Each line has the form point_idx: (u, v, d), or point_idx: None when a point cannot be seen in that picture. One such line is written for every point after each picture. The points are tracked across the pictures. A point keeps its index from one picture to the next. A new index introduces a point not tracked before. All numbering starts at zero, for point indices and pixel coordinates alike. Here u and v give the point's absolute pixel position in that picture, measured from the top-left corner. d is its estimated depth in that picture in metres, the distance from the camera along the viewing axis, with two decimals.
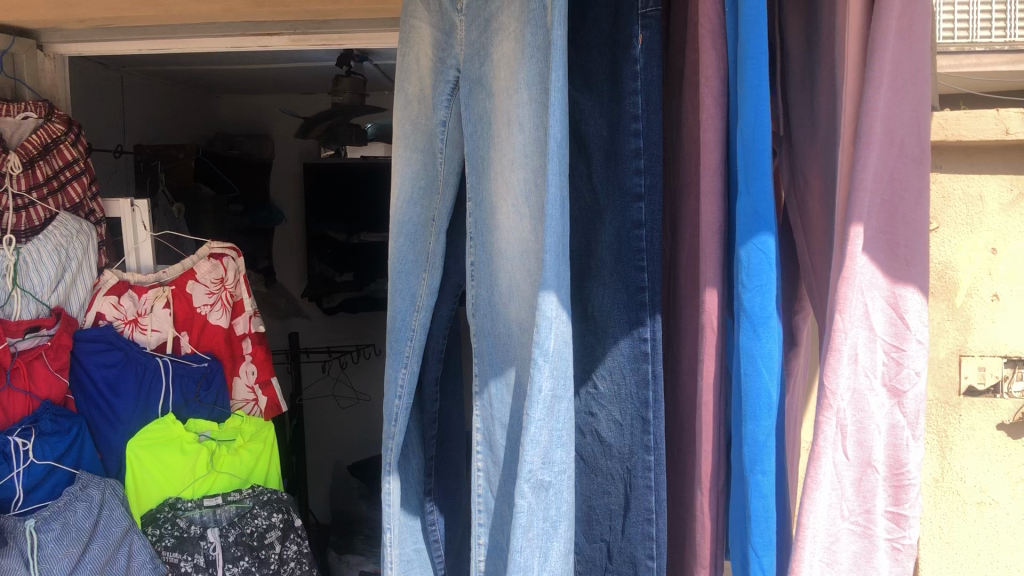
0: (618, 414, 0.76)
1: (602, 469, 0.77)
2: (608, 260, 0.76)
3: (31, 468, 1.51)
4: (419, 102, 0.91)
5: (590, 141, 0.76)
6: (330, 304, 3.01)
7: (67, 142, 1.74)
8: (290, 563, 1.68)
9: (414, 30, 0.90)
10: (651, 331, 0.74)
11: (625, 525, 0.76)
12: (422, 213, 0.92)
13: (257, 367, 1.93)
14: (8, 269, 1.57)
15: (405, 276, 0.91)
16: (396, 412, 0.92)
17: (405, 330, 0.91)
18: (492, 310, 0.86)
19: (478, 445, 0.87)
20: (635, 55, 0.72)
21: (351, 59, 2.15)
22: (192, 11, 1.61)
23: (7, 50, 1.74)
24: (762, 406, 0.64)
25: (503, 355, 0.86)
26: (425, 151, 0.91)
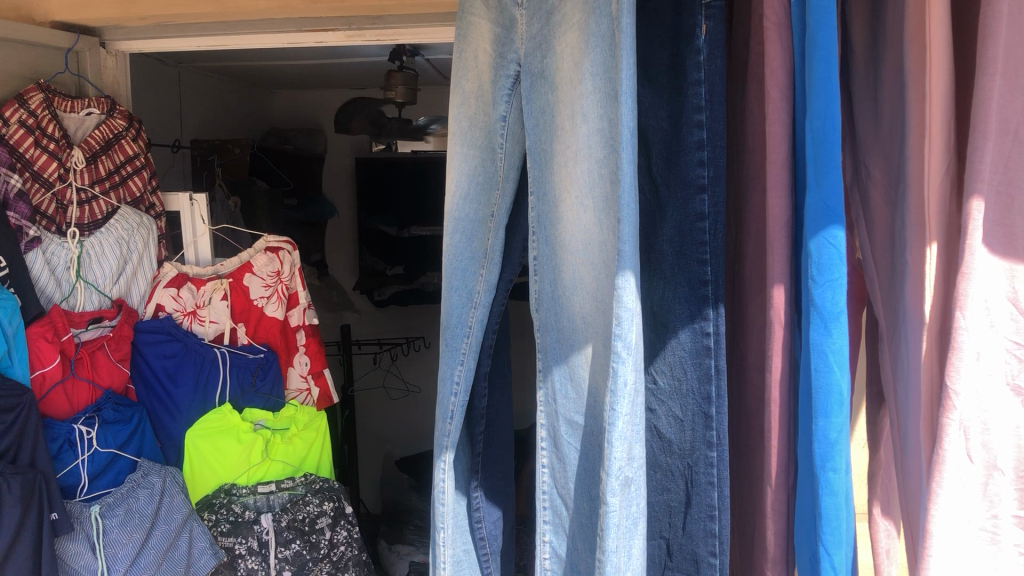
0: (679, 410, 0.75)
1: (663, 465, 0.77)
2: (669, 252, 0.75)
3: (95, 456, 1.55)
4: (477, 99, 0.91)
5: (651, 134, 0.76)
6: (381, 297, 3.02)
7: (128, 138, 1.78)
8: (341, 547, 1.68)
9: (473, 27, 0.91)
10: (714, 326, 0.73)
11: (686, 521, 0.76)
12: (479, 210, 0.92)
13: (311, 358, 1.94)
14: (73, 261, 1.62)
15: (462, 273, 0.92)
16: (452, 409, 0.92)
17: (462, 327, 0.93)
18: (555, 306, 0.86)
19: (543, 441, 0.88)
20: (699, 46, 0.71)
21: (403, 54, 2.16)
22: (248, 6, 1.63)
23: (71, 48, 1.78)
24: (833, 403, 0.63)
25: (568, 348, 0.85)
26: (483, 147, 0.92)
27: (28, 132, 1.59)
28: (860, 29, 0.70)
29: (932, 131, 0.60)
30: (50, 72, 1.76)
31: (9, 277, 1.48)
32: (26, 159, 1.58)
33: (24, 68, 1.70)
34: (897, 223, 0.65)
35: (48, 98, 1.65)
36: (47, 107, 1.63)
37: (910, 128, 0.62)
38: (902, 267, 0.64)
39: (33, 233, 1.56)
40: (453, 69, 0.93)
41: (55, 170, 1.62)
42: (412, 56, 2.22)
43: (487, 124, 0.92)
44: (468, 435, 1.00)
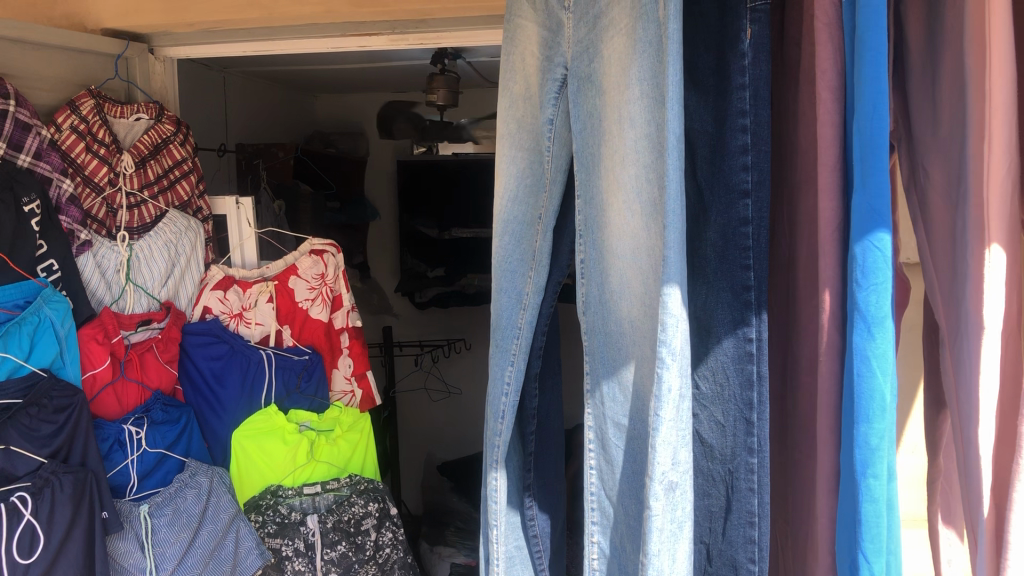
0: (721, 415, 0.75)
1: (705, 470, 0.77)
2: (712, 257, 0.75)
3: (144, 456, 1.58)
4: (524, 100, 0.93)
5: (696, 139, 0.76)
6: (421, 299, 3.03)
7: (176, 142, 1.81)
8: (386, 549, 1.69)
9: (518, 28, 0.93)
10: (757, 332, 0.72)
11: (726, 527, 0.75)
12: (527, 211, 0.92)
13: (354, 360, 1.96)
14: (122, 265, 1.66)
15: (511, 275, 0.93)
16: (503, 409, 0.92)
17: (512, 328, 0.92)
18: (603, 309, 0.86)
19: (590, 443, 0.88)
20: (743, 50, 0.71)
21: (445, 57, 2.17)
22: (292, 11, 1.68)
23: (122, 54, 1.81)
24: (873, 409, 0.61)
25: (614, 356, 0.85)
26: (531, 150, 0.92)
27: (80, 137, 1.62)
28: (916, 29, 0.69)
29: (995, 138, 0.58)
30: (101, 78, 1.78)
31: (61, 277, 1.53)
32: (78, 164, 1.61)
33: (76, 76, 1.73)
34: (958, 224, 0.63)
35: (99, 103, 1.68)
36: (98, 112, 1.67)
37: (971, 132, 0.61)
38: (962, 272, 0.62)
39: (84, 237, 1.59)
40: (504, 71, 0.95)
41: (106, 175, 1.65)
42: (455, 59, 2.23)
43: (533, 126, 0.92)
44: (520, 434, 1.00)
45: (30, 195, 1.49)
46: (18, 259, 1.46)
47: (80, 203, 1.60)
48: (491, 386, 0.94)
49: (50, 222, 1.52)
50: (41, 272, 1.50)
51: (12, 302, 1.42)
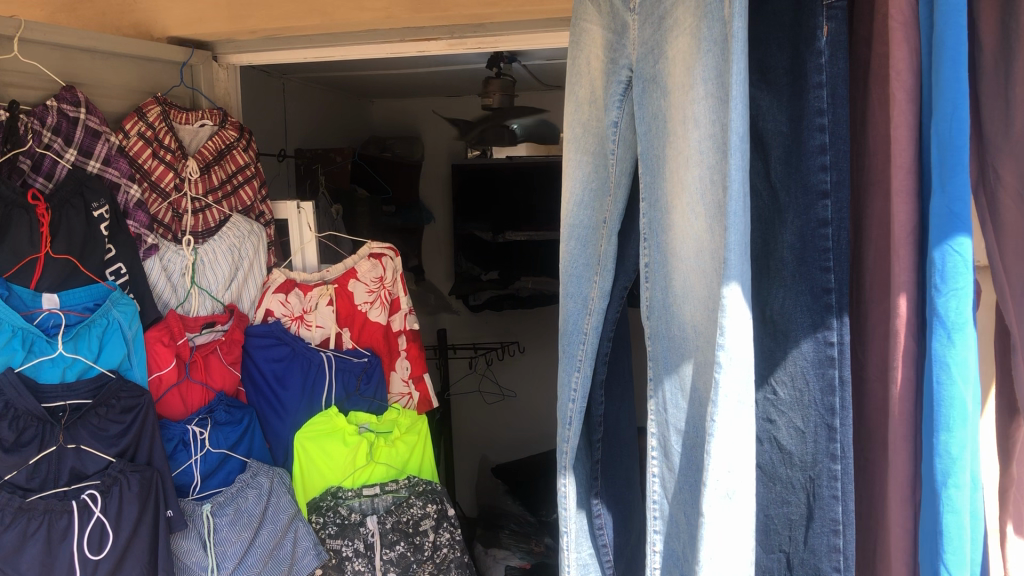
0: (800, 422, 0.74)
1: (782, 477, 0.75)
2: (789, 260, 0.74)
3: (207, 456, 1.61)
4: (590, 104, 0.92)
5: (770, 139, 0.74)
6: (476, 302, 3.03)
7: (239, 148, 1.83)
8: (444, 549, 1.68)
9: (585, 32, 0.92)
10: (838, 335, 0.72)
11: (808, 535, 0.74)
12: (592, 216, 0.92)
13: (412, 362, 1.95)
14: (188, 269, 1.69)
15: (577, 280, 0.93)
16: (571, 415, 0.92)
17: (578, 333, 0.93)
18: (666, 312, 0.85)
19: (652, 449, 0.88)
20: (820, 48, 0.70)
21: (500, 61, 2.18)
22: (351, 17, 1.69)
23: (186, 62, 1.85)
24: (954, 415, 0.61)
25: (676, 354, 0.84)
26: (596, 153, 0.92)
27: (147, 144, 1.67)
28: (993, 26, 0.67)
29: None
30: (166, 85, 1.82)
31: (129, 280, 1.58)
32: (144, 170, 1.66)
33: (145, 83, 1.77)
34: None
35: (165, 110, 1.72)
36: (164, 119, 1.70)
37: None
38: None
39: (151, 240, 1.64)
40: (568, 76, 0.95)
41: (171, 180, 1.69)
42: (510, 63, 2.24)
43: (599, 129, 0.92)
44: (587, 442, 0.99)
45: (99, 201, 1.54)
46: (88, 263, 1.51)
47: (146, 207, 1.65)
48: (559, 391, 0.94)
49: (118, 226, 1.57)
50: (110, 275, 1.54)
51: (82, 305, 1.48)
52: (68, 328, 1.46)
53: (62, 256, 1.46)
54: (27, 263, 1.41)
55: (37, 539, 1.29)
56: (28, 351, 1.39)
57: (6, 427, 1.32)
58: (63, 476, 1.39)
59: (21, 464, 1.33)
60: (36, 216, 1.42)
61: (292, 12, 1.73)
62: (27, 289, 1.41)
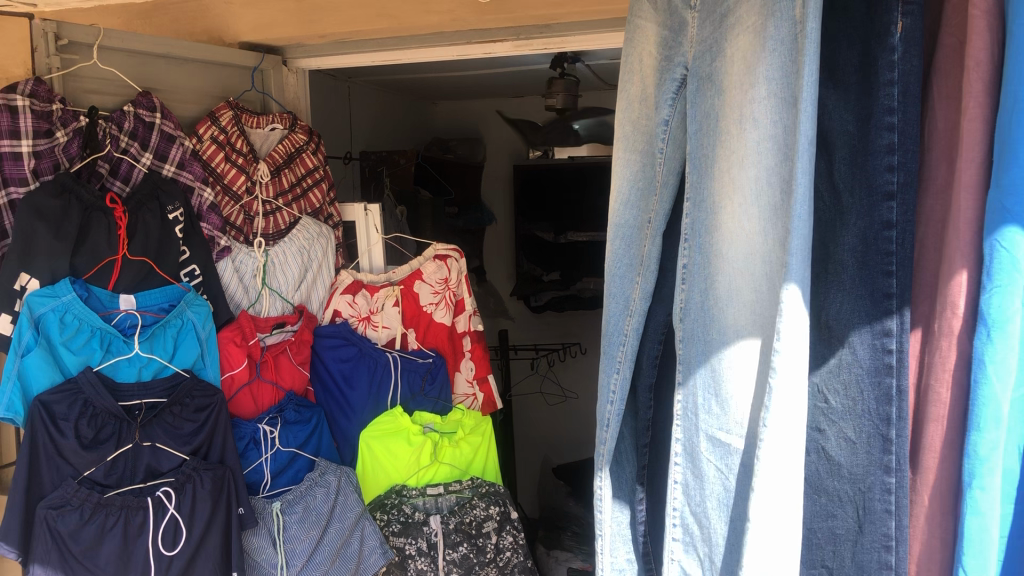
0: (852, 432, 0.72)
1: (829, 489, 0.74)
2: (850, 264, 0.71)
3: (278, 455, 1.64)
4: (640, 102, 0.91)
5: (834, 138, 0.72)
6: (537, 303, 3.03)
7: (309, 151, 1.85)
8: (506, 553, 1.66)
9: (639, 31, 0.92)
10: (898, 343, 0.69)
11: (855, 551, 0.73)
12: (637, 216, 0.91)
13: (476, 363, 1.95)
14: (259, 270, 1.73)
15: (620, 279, 0.91)
16: (609, 416, 0.93)
17: (619, 335, 0.92)
18: (705, 316, 0.83)
19: (677, 455, 0.87)
20: (893, 44, 0.68)
21: (564, 61, 2.18)
22: (418, 22, 1.73)
23: (257, 66, 1.87)
24: (985, 416, 0.58)
25: (708, 344, 0.83)
26: (644, 151, 0.90)
27: (219, 147, 1.70)
28: None
29: None
30: (238, 90, 1.85)
31: (202, 281, 1.62)
32: (217, 173, 1.69)
33: (216, 87, 1.79)
34: None
35: (237, 114, 1.75)
36: (236, 122, 1.73)
37: None
38: None
39: (224, 242, 1.67)
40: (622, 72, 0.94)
41: (243, 183, 1.71)
42: (574, 63, 2.23)
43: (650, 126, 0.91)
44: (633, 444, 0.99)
45: (175, 204, 1.57)
46: (164, 264, 1.55)
47: (220, 210, 1.68)
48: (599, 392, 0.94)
49: (191, 229, 1.61)
50: (184, 276, 1.59)
51: (158, 306, 1.51)
52: (145, 328, 1.50)
53: (139, 257, 1.50)
54: (104, 265, 1.46)
55: (115, 534, 1.33)
56: (106, 351, 1.43)
57: (85, 424, 1.38)
58: (139, 472, 1.43)
59: (99, 461, 1.38)
60: (114, 220, 1.47)
61: (360, 16, 1.76)
62: (105, 289, 1.46)
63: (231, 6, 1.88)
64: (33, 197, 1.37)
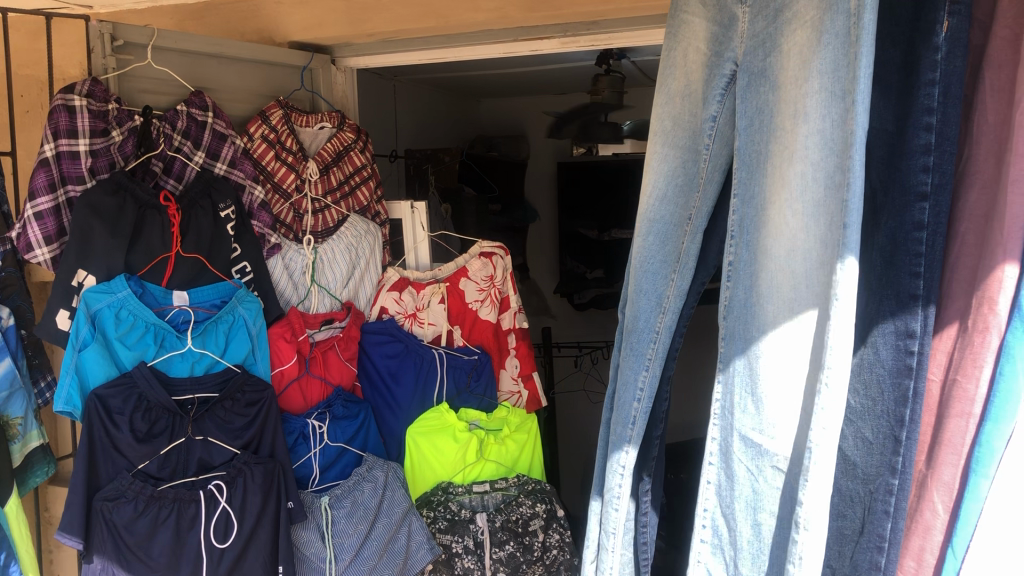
0: (869, 432, 0.71)
1: (844, 489, 0.74)
2: (877, 264, 0.71)
3: (326, 449, 1.65)
4: (683, 97, 0.89)
5: (872, 138, 0.70)
6: (580, 300, 3.05)
7: (356, 150, 1.86)
8: (554, 551, 1.64)
9: (685, 24, 0.89)
10: (920, 345, 0.68)
11: (854, 551, 0.73)
12: (676, 212, 0.90)
13: (521, 360, 1.96)
14: (308, 267, 1.75)
15: (653, 276, 0.91)
16: (635, 414, 0.92)
17: (649, 331, 0.91)
18: (747, 313, 0.82)
19: (712, 454, 0.87)
20: (937, 43, 0.65)
21: (610, 57, 2.17)
22: (467, 17, 1.72)
23: (306, 66, 1.89)
24: (1004, 408, 0.64)
25: (751, 330, 0.82)
26: (686, 147, 0.89)
27: (270, 146, 1.72)
28: None
29: None
30: (289, 90, 1.87)
31: (253, 278, 1.64)
32: (268, 171, 1.72)
33: (267, 87, 1.82)
34: None
35: (287, 113, 1.76)
36: (286, 121, 1.75)
37: None
38: None
39: (275, 240, 1.69)
40: (663, 66, 0.92)
41: (293, 181, 1.74)
42: (620, 59, 2.22)
43: (693, 123, 0.89)
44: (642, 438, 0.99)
45: (226, 202, 1.59)
46: (215, 262, 1.57)
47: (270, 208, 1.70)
48: (623, 388, 0.94)
49: (244, 227, 1.63)
50: (235, 273, 1.61)
51: (210, 302, 1.54)
52: (198, 323, 1.52)
53: (191, 255, 1.53)
54: (158, 261, 1.49)
55: (168, 526, 1.36)
56: (160, 346, 1.46)
57: (140, 418, 1.41)
58: (191, 467, 1.46)
59: (152, 454, 1.41)
60: (167, 217, 1.49)
61: (408, 15, 1.77)
62: (158, 286, 1.49)
63: (281, 6, 1.90)
64: (89, 195, 1.40)
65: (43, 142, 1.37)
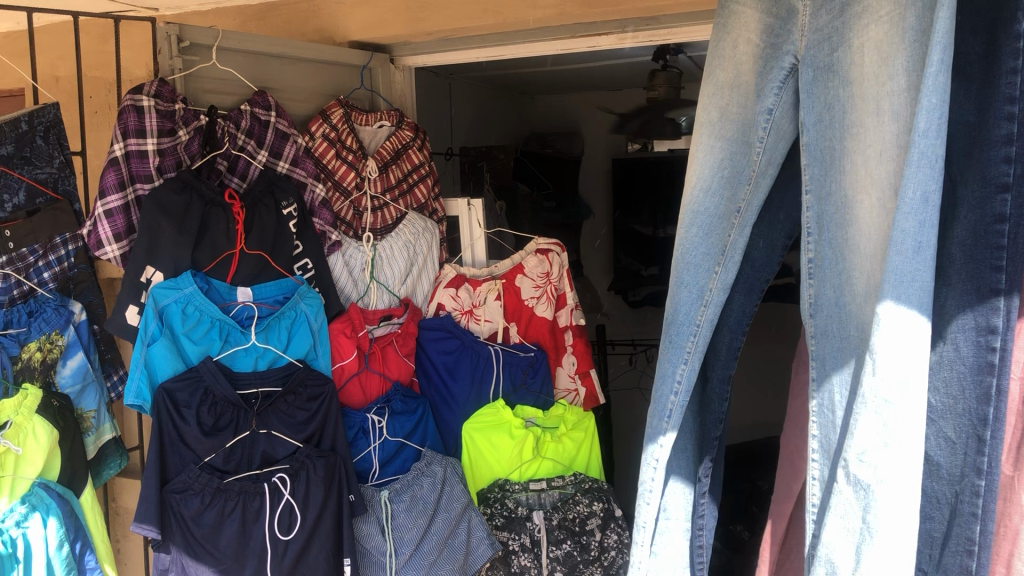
0: (952, 431, 0.70)
1: (928, 490, 0.72)
2: (958, 258, 0.70)
3: (385, 444, 1.68)
4: (732, 89, 0.88)
5: (952, 130, 0.69)
6: (635, 297, 3.07)
7: (414, 147, 1.88)
8: (611, 552, 1.64)
9: (735, 16, 0.88)
10: (1002, 341, 0.67)
11: (942, 554, 0.72)
12: (723, 205, 0.88)
13: (578, 358, 1.94)
14: (367, 264, 1.78)
15: (695, 269, 0.89)
16: (671, 407, 0.89)
17: (689, 325, 0.89)
18: (840, 311, 0.81)
19: (814, 453, 0.84)
20: (1019, 30, 0.65)
21: (667, 52, 2.16)
22: (525, 15, 1.71)
23: (366, 65, 1.92)
24: None
25: (842, 346, 0.81)
26: (738, 140, 0.87)
27: (330, 145, 1.74)
28: None
29: None
30: (349, 88, 1.90)
31: (315, 274, 1.66)
32: (329, 170, 1.74)
33: (330, 86, 1.85)
34: None
35: (347, 112, 1.79)
36: (346, 120, 1.77)
37: None
38: None
39: (335, 237, 1.71)
40: (710, 57, 0.91)
41: (353, 180, 1.76)
42: (677, 55, 2.21)
43: (743, 116, 0.88)
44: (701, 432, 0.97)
45: (288, 200, 1.62)
46: (279, 258, 1.60)
47: (331, 206, 1.72)
48: (660, 381, 0.91)
49: (305, 224, 1.65)
50: (297, 270, 1.64)
51: (273, 299, 1.57)
52: (262, 319, 1.56)
53: (255, 252, 1.56)
54: (222, 259, 1.52)
55: (234, 518, 1.40)
56: (225, 341, 1.49)
57: (206, 412, 1.44)
58: (256, 458, 1.48)
59: (218, 447, 1.44)
60: (232, 215, 1.53)
61: (465, 13, 1.78)
62: (224, 283, 1.52)
63: (341, 6, 1.93)
64: (157, 194, 1.44)
65: (113, 142, 1.42)
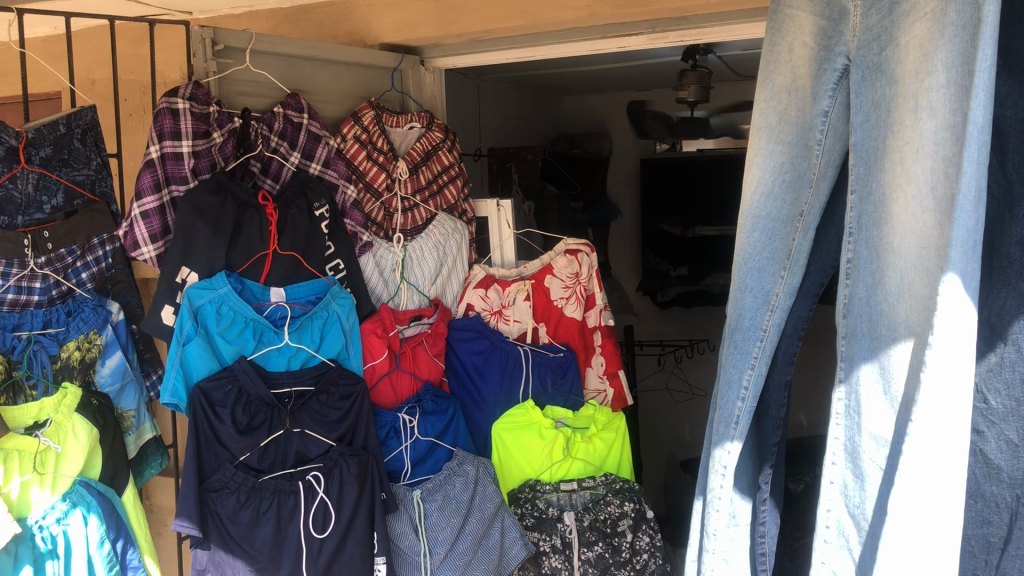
0: (1014, 435, 0.75)
1: (988, 494, 0.77)
2: (1018, 257, 0.74)
3: (417, 444, 1.69)
4: (789, 93, 0.88)
5: (1007, 125, 0.74)
6: (664, 299, 3.02)
7: (445, 148, 1.89)
8: (643, 554, 1.64)
9: (789, 18, 0.88)
10: None
11: (1002, 559, 0.77)
12: (786, 209, 0.89)
13: (607, 358, 1.95)
14: (398, 264, 1.78)
15: (760, 273, 0.90)
16: (738, 413, 0.92)
17: (755, 330, 0.91)
18: (873, 311, 0.81)
19: (834, 455, 0.85)
20: None
21: (696, 52, 2.15)
22: (554, 16, 1.71)
23: (396, 67, 1.93)
24: None
25: (873, 347, 0.81)
26: (794, 142, 0.88)
27: (362, 146, 1.76)
28: None
29: None
30: (380, 90, 1.91)
31: (346, 275, 1.68)
32: (360, 171, 1.75)
33: (361, 88, 1.86)
34: None
35: (378, 114, 1.80)
36: (377, 122, 1.80)
37: None
38: None
39: (366, 238, 1.72)
40: (764, 61, 0.91)
41: (384, 180, 1.77)
42: (706, 54, 2.20)
43: (802, 119, 0.88)
44: (759, 434, 0.98)
45: (321, 202, 1.64)
46: (312, 259, 1.61)
47: (363, 207, 1.74)
48: (726, 387, 0.93)
49: (337, 225, 1.67)
50: (329, 271, 1.65)
51: (306, 299, 1.58)
52: (295, 319, 1.57)
53: (288, 252, 1.56)
54: (256, 259, 1.54)
55: (269, 517, 1.42)
56: (258, 340, 1.51)
57: (240, 410, 1.46)
58: (290, 457, 1.50)
59: (253, 446, 1.46)
60: (265, 216, 1.54)
61: (495, 15, 1.79)
62: (257, 283, 1.53)
63: (373, 8, 1.94)
64: (192, 195, 1.45)
65: (149, 144, 1.45)
